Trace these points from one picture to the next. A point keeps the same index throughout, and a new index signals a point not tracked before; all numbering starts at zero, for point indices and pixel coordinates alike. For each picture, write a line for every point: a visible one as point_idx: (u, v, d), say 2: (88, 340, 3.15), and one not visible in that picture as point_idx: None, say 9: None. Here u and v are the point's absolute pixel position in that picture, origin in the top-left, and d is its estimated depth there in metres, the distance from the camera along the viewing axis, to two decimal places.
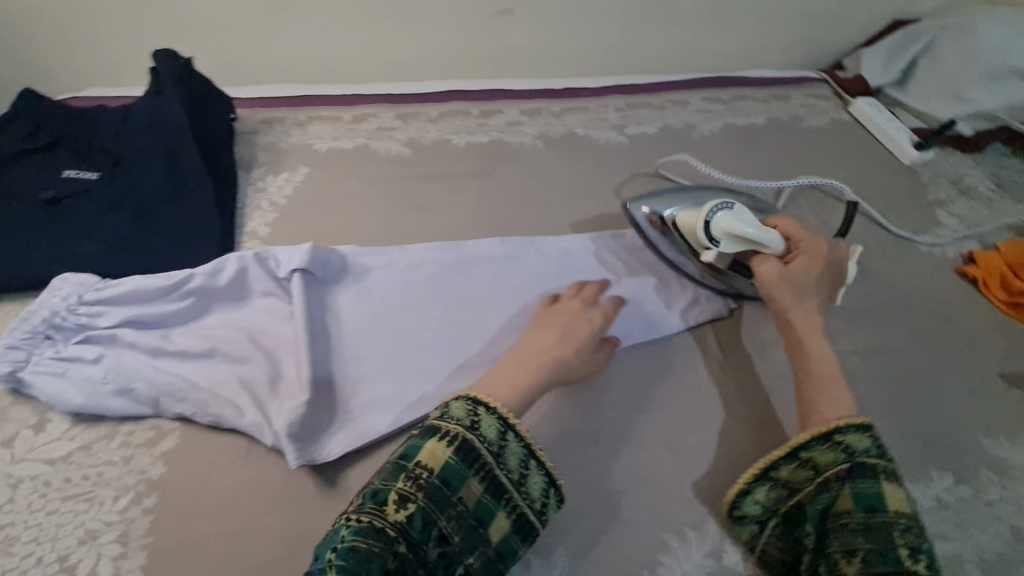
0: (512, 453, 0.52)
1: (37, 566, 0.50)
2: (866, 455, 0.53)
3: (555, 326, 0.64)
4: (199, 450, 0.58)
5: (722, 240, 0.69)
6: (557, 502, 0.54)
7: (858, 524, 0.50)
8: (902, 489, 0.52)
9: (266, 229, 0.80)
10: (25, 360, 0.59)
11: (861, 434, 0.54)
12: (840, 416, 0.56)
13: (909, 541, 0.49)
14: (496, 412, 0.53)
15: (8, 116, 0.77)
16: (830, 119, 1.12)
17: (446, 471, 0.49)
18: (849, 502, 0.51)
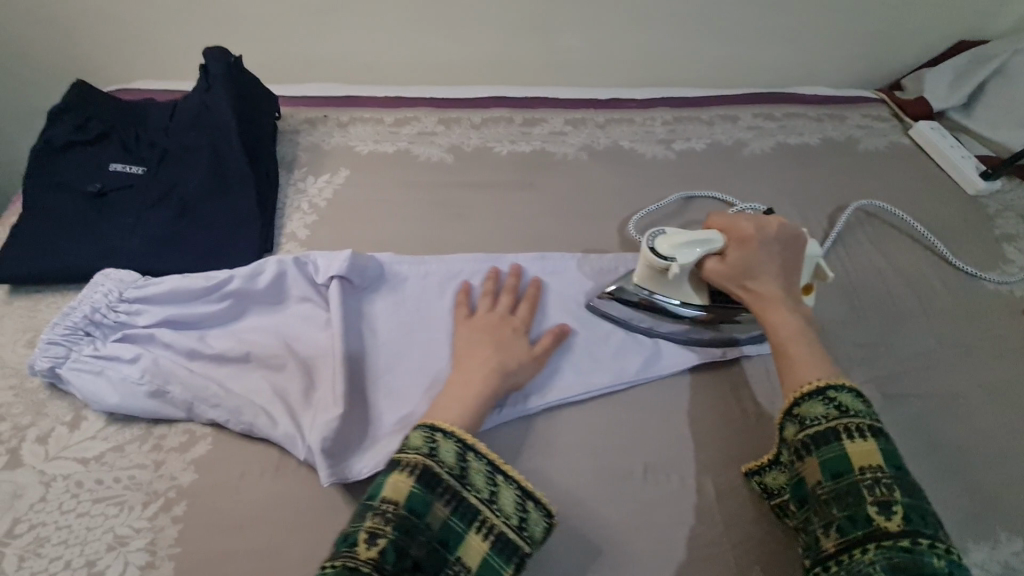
0: (476, 472, 0.49)
1: (65, 570, 0.49)
2: (821, 421, 0.51)
3: (489, 334, 0.62)
4: (230, 459, 0.57)
5: (677, 255, 0.64)
6: (541, 515, 0.49)
7: (829, 494, 0.48)
8: (874, 441, 0.49)
9: (305, 231, 0.79)
10: (64, 356, 0.59)
11: (815, 400, 0.52)
12: (793, 389, 0.54)
13: (878, 497, 0.46)
14: (455, 435, 0.50)
15: (59, 107, 0.78)
16: (889, 142, 1.07)
17: (410, 500, 0.46)
18: (817, 472, 0.49)
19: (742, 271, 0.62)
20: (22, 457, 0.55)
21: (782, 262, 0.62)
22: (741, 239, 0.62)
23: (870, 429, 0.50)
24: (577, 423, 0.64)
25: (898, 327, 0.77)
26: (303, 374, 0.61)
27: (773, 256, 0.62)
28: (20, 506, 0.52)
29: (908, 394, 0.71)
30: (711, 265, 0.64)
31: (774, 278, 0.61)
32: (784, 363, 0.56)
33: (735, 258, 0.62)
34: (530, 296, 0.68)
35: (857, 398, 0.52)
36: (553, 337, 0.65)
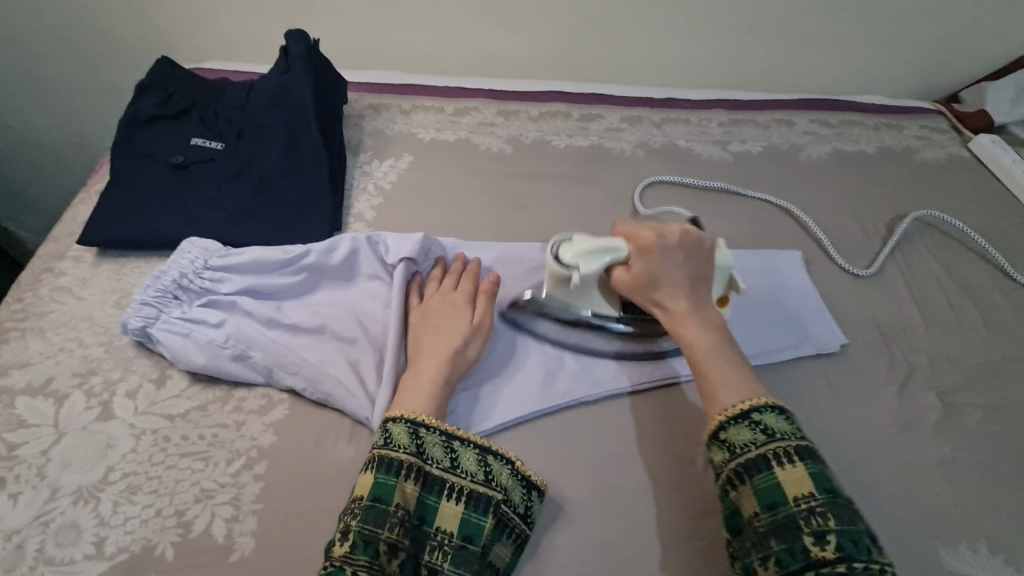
0: (432, 445, 0.52)
1: (156, 518, 0.52)
2: (750, 447, 0.49)
3: (433, 316, 0.63)
4: (306, 424, 0.59)
5: (580, 261, 0.61)
6: (503, 465, 0.54)
7: (766, 527, 0.46)
8: (805, 466, 0.47)
9: (372, 212, 0.81)
10: (154, 317, 0.62)
11: (742, 425, 0.50)
12: (717, 412, 0.52)
13: (814, 526, 0.44)
14: (405, 418, 0.53)
15: (146, 82, 0.81)
16: (948, 154, 1.06)
17: (375, 490, 0.49)
18: (753, 504, 0.47)
19: (650, 286, 0.59)
20: (113, 410, 0.58)
21: (689, 271, 0.60)
22: (642, 249, 0.60)
23: (798, 453, 0.48)
24: (639, 410, 0.64)
25: (957, 338, 0.77)
26: (372, 349, 0.64)
27: (679, 264, 0.60)
28: (112, 455, 0.55)
29: (968, 404, 0.70)
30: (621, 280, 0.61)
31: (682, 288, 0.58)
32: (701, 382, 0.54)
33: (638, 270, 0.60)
34: (471, 270, 0.68)
35: (781, 417, 0.50)
36: (489, 295, 0.66)
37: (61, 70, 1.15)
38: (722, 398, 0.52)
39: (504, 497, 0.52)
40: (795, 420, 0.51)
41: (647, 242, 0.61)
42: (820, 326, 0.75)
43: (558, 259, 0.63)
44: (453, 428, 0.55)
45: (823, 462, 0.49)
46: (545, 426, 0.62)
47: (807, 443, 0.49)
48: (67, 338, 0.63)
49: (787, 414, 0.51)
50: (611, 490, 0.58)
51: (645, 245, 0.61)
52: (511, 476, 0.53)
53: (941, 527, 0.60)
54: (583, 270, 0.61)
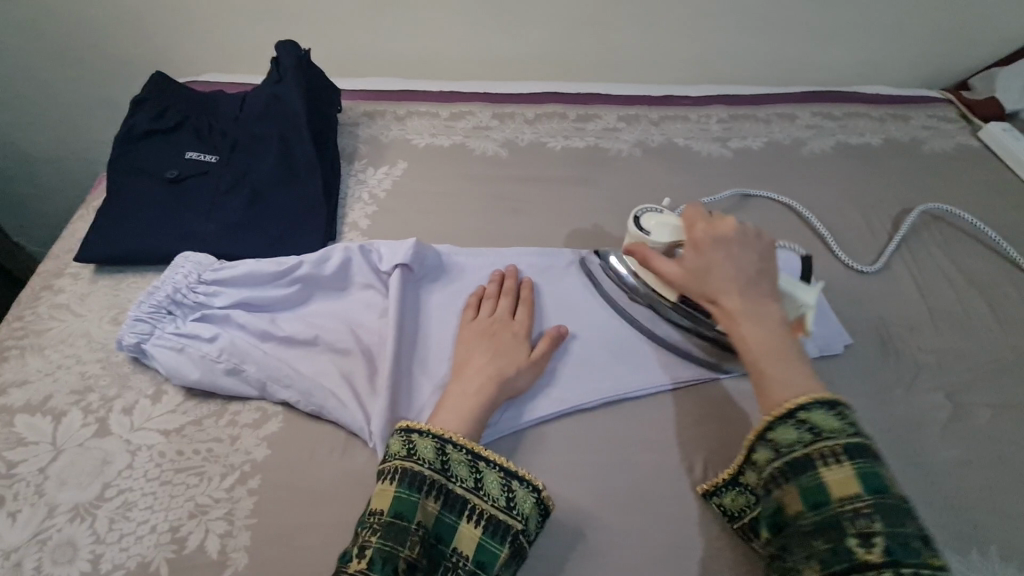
0: (457, 463, 0.52)
1: (151, 534, 0.52)
2: (795, 447, 0.48)
3: (488, 340, 0.63)
4: (301, 437, 0.59)
5: (655, 230, 0.66)
6: (528, 492, 0.52)
7: (812, 526, 0.45)
8: (853, 463, 0.45)
9: (366, 221, 0.81)
10: (149, 333, 0.62)
11: (787, 424, 0.48)
12: (767, 409, 0.50)
13: (859, 528, 0.43)
14: (431, 433, 0.53)
15: (140, 97, 0.82)
16: (956, 144, 1.03)
17: (396, 506, 0.49)
18: (795, 501, 0.46)
19: (703, 275, 0.58)
20: (109, 426, 0.58)
21: (740, 261, 0.58)
22: (696, 241, 0.60)
23: (847, 451, 0.46)
24: (638, 416, 0.64)
25: (968, 336, 0.75)
26: (367, 360, 0.63)
27: (741, 259, 0.58)
28: (108, 471, 0.55)
29: (980, 404, 0.68)
30: (670, 269, 0.61)
31: (734, 279, 0.56)
32: (755, 376, 0.52)
33: (693, 262, 0.59)
34: (525, 299, 0.68)
35: (832, 413, 0.47)
36: (551, 342, 0.65)
37: (64, 86, 1.16)
38: (776, 390, 0.50)
39: (523, 527, 0.51)
40: (849, 416, 0.47)
41: (702, 234, 0.60)
42: (823, 325, 0.73)
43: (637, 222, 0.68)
44: (479, 446, 0.54)
45: (881, 463, 0.46)
46: (543, 436, 0.62)
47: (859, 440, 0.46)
48: (64, 355, 0.63)
49: (840, 409, 0.48)
50: (609, 501, 0.58)
51: (698, 237, 0.60)
52: (534, 504, 0.52)
53: (951, 531, 0.58)
54: (655, 240, 0.66)
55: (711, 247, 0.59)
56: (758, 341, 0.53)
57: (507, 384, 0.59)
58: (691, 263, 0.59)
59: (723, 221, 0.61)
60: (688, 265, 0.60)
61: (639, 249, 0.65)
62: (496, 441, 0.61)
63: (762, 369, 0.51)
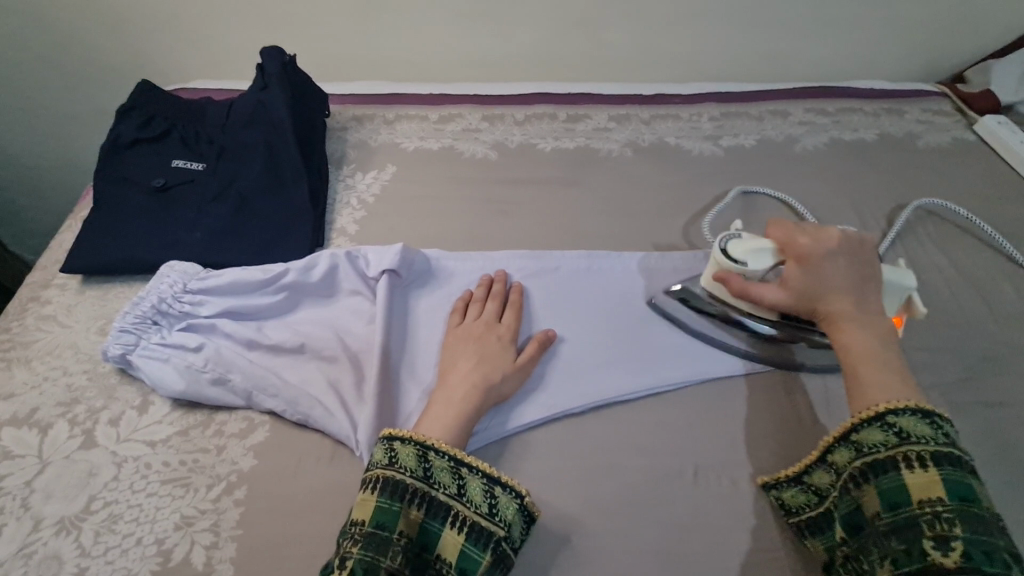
0: (439, 469, 0.52)
1: (137, 547, 0.52)
2: (879, 448, 0.50)
3: (474, 344, 0.63)
4: (287, 446, 0.59)
5: (749, 259, 0.62)
6: (510, 498, 0.52)
7: (888, 526, 0.47)
8: (941, 471, 0.47)
9: (355, 226, 0.81)
10: (134, 344, 0.62)
11: (874, 426, 0.51)
12: (859, 410, 0.52)
13: (937, 532, 0.45)
14: (413, 440, 0.53)
15: (126, 107, 0.81)
16: (952, 138, 1.02)
17: (378, 515, 0.49)
18: (873, 502, 0.49)
19: (810, 291, 0.58)
20: (95, 438, 0.58)
21: (848, 273, 0.58)
22: (800, 256, 0.59)
23: (934, 459, 0.48)
24: (629, 420, 0.63)
25: (963, 332, 0.74)
26: (354, 367, 0.63)
27: (847, 271, 0.58)
28: (94, 484, 0.55)
29: (976, 402, 0.67)
30: (772, 284, 0.60)
31: (845, 293, 0.57)
32: (852, 380, 0.54)
33: (800, 279, 0.59)
34: (514, 303, 0.68)
35: (923, 421, 0.50)
36: (539, 346, 0.65)
37: (55, 94, 1.17)
38: (875, 393, 0.52)
39: (506, 534, 0.51)
40: (945, 427, 0.49)
41: (806, 248, 0.59)
42: None
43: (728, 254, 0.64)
44: (463, 453, 0.54)
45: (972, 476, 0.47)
46: (532, 442, 0.61)
47: (945, 449, 0.48)
48: (51, 367, 0.63)
49: (936, 419, 0.50)
50: (598, 506, 0.57)
51: (804, 250, 0.59)
52: (517, 510, 0.52)
53: None
54: (750, 268, 0.62)
55: (820, 260, 0.59)
56: (866, 352, 0.54)
57: (494, 389, 0.59)
58: (799, 279, 0.59)
59: (826, 231, 0.61)
60: (791, 279, 0.59)
61: (735, 282, 0.62)
62: (483, 447, 0.61)
63: (863, 376, 0.53)
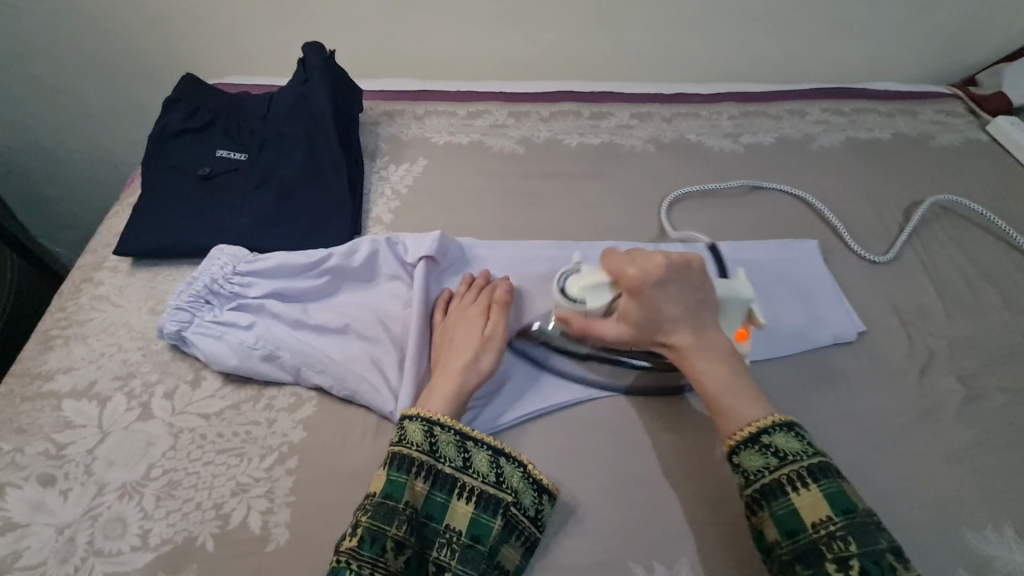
0: (445, 443, 0.55)
1: (196, 511, 0.54)
2: (762, 473, 0.51)
3: (451, 332, 0.64)
4: (335, 419, 0.61)
5: (586, 296, 0.61)
6: (514, 468, 0.56)
7: (790, 553, 0.49)
8: (819, 486, 0.50)
9: (390, 216, 0.84)
10: (189, 321, 0.65)
11: (752, 450, 0.53)
12: (728, 437, 0.55)
13: (836, 552, 0.47)
14: (420, 417, 0.56)
15: (172, 99, 0.85)
16: (965, 138, 1.04)
17: (386, 487, 0.52)
18: (773, 529, 0.50)
19: (651, 324, 0.60)
20: (152, 410, 0.61)
21: (686, 301, 0.60)
22: (632, 288, 0.60)
23: (811, 474, 0.50)
24: (661, 400, 0.65)
25: (980, 323, 0.76)
26: (395, 347, 0.66)
27: (682, 300, 0.60)
28: (153, 452, 0.58)
29: (994, 388, 0.70)
30: (611, 322, 0.61)
31: (687, 320, 0.60)
32: (715, 408, 0.56)
33: (638, 317, 0.60)
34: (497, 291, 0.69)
35: (792, 436, 0.52)
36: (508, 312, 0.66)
37: (91, 88, 1.20)
38: (735, 420, 0.55)
39: (513, 499, 0.54)
40: (806, 436, 0.53)
41: (636, 281, 0.60)
42: (838, 315, 0.75)
43: (563, 291, 0.63)
44: (466, 427, 0.57)
45: (840, 478, 0.51)
46: (565, 419, 0.64)
47: (817, 461, 0.51)
48: (107, 343, 0.66)
49: (795, 430, 0.53)
50: (632, 479, 0.59)
51: (635, 284, 0.60)
52: (522, 478, 0.56)
53: (962, 510, 0.60)
54: (588, 306, 0.61)
55: (653, 294, 0.59)
56: (718, 381, 0.57)
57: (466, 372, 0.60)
58: (636, 316, 0.60)
59: (648, 258, 0.62)
60: (628, 316, 0.60)
61: (575, 320, 0.62)
62: (514, 427, 0.63)
63: (722, 403, 0.56)
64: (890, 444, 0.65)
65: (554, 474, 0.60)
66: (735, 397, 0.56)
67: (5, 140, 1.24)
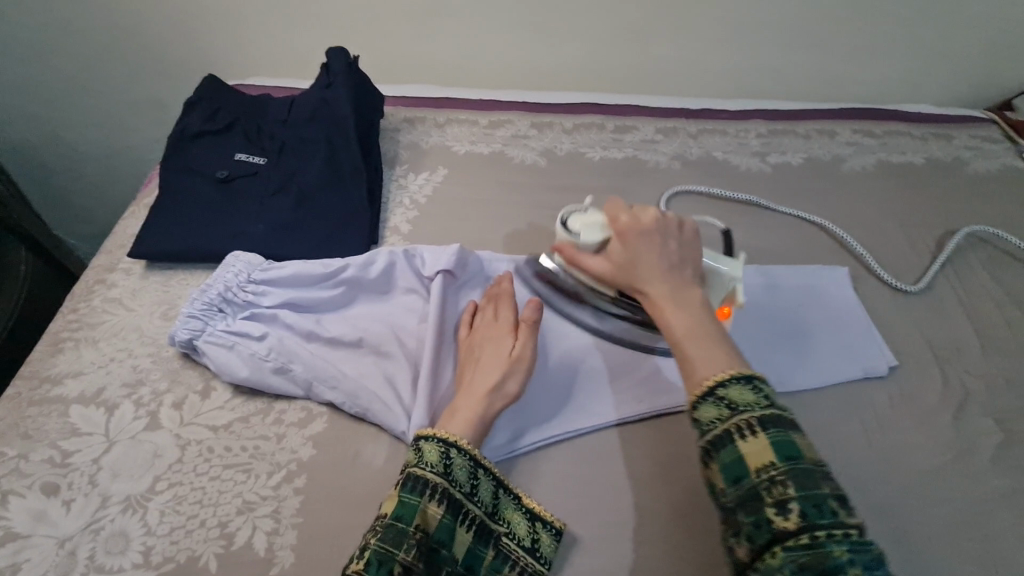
0: (459, 468, 0.53)
1: (200, 529, 0.52)
2: (716, 423, 0.47)
3: (479, 345, 0.62)
4: (346, 437, 0.60)
5: (582, 231, 0.65)
6: (510, 499, 0.55)
7: (733, 501, 0.44)
8: (767, 434, 0.45)
9: (408, 225, 0.82)
10: (201, 330, 0.63)
11: (708, 402, 0.48)
12: (693, 386, 0.49)
13: (776, 496, 0.42)
14: (436, 438, 0.54)
15: (193, 101, 0.84)
16: (1002, 165, 1.01)
17: (398, 508, 0.50)
18: (719, 479, 0.45)
19: (626, 270, 0.59)
20: (160, 420, 0.59)
21: (670, 254, 0.59)
22: (622, 236, 0.61)
23: (761, 422, 0.45)
24: (683, 430, 0.63)
25: (1018, 361, 0.73)
26: (408, 365, 0.63)
27: (665, 251, 0.59)
28: (159, 464, 0.56)
29: None
30: (596, 266, 0.63)
31: (664, 269, 0.57)
32: (679, 356, 0.52)
33: (620, 260, 0.60)
34: (510, 294, 0.66)
35: (748, 388, 0.47)
36: (532, 327, 0.62)
37: (110, 83, 1.19)
38: (699, 366, 0.50)
39: (506, 530, 0.53)
40: (764, 389, 0.48)
41: (625, 228, 0.61)
42: (867, 347, 0.72)
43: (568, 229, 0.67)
44: (480, 454, 0.55)
45: (794, 429, 0.46)
46: (582, 447, 0.61)
47: (771, 409, 0.46)
48: (116, 348, 0.65)
49: (755, 383, 0.48)
50: (651, 516, 0.57)
51: (623, 232, 0.61)
52: (517, 511, 0.55)
53: (1000, 562, 0.57)
54: (580, 241, 0.65)
55: (637, 240, 0.59)
56: (682, 326, 0.53)
57: (494, 393, 0.57)
58: (617, 259, 0.60)
59: (645, 213, 0.62)
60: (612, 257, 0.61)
61: (566, 250, 0.66)
62: (534, 453, 0.61)
63: (684, 348, 0.52)
64: (923, 487, 0.62)
65: (571, 503, 0.57)
66: (698, 343, 0.51)
67: (26, 132, 1.25)
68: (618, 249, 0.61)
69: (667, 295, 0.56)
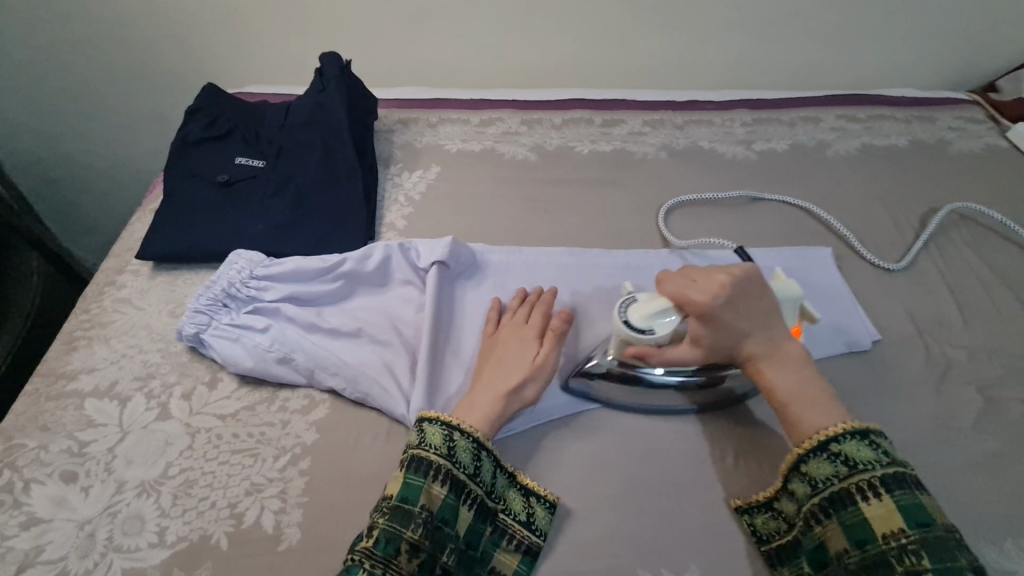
0: (462, 450, 0.55)
1: (211, 510, 0.55)
2: (833, 481, 0.51)
3: (506, 346, 0.64)
4: (347, 421, 0.62)
5: (653, 326, 0.57)
6: (506, 478, 0.58)
7: (858, 563, 0.49)
8: (893, 497, 0.49)
9: (403, 221, 0.85)
10: (206, 324, 0.66)
11: (822, 458, 0.52)
12: (801, 446, 0.54)
13: (907, 564, 0.46)
14: (439, 420, 0.56)
15: (194, 109, 0.87)
16: (984, 144, 1.03)
17: (404, 490, 0.52)
18: (840, 538, 0.50)
19: (721, 343, 0.58)
20: (170, 410, 0.62)
21: (754, 318, 0.58)
22: (702, 312, 0.57)
23: (885, 485, 0.49)
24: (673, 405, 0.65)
25: (1000, 332, 0.75)
26: (407, 353, 0.66)
27: (749, 315, 0.58)
28: (170, 452, 0.59)
29: (1015, 399, 0.68)
30: (679, 346, 0.59)
31: (758, 334, 0.58)
32: (788, 423, 0.56)
33: (709, 338, 0.57)
34: (545, 303, 0.68)
35: (865, 445, 0.52)
36: (558, 336, 0.64)
37: (114, 98, 1.23)
38: (811, 432, 0.54)
39: (503, 507, 0.56)
40: (881, 445, 0.52)
41: (704, 304, 0.56)
42: (852, 323, 0.74)
43: (627, 323, 0.58)
44: (485, 435, 0.57)
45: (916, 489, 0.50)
46: (574, 425, 0.64)
47: (894, 470, 0.50)
48: (127, 345, 0.68)
49: (871, 439, 0.52)
50: (642, 488, 0.59)
51: (701, 307, 0.56)
52: (514, 489, 0.57)
53: (981, 524, 0.59)
54: (656, 333, 0.57)
55: (724, 315, 0.56)
56: (786, 394, 0.56)
57: (512, 395, 0.59)
58: (704, 337, 0.57)
59: (711, 276, 0.59)
60: (698, 336, 0.58)
61: (640, 345, 0.58)
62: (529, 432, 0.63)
63: (796, 418, 0.55)
64: (906, 455, 0.64)
65: (564, 478, 0.60)
66: (809, 409, 0.55)
67: (34, 148, 1.29)
68: (705, 328, 0.57)
69: (767, 359, 0.57)
